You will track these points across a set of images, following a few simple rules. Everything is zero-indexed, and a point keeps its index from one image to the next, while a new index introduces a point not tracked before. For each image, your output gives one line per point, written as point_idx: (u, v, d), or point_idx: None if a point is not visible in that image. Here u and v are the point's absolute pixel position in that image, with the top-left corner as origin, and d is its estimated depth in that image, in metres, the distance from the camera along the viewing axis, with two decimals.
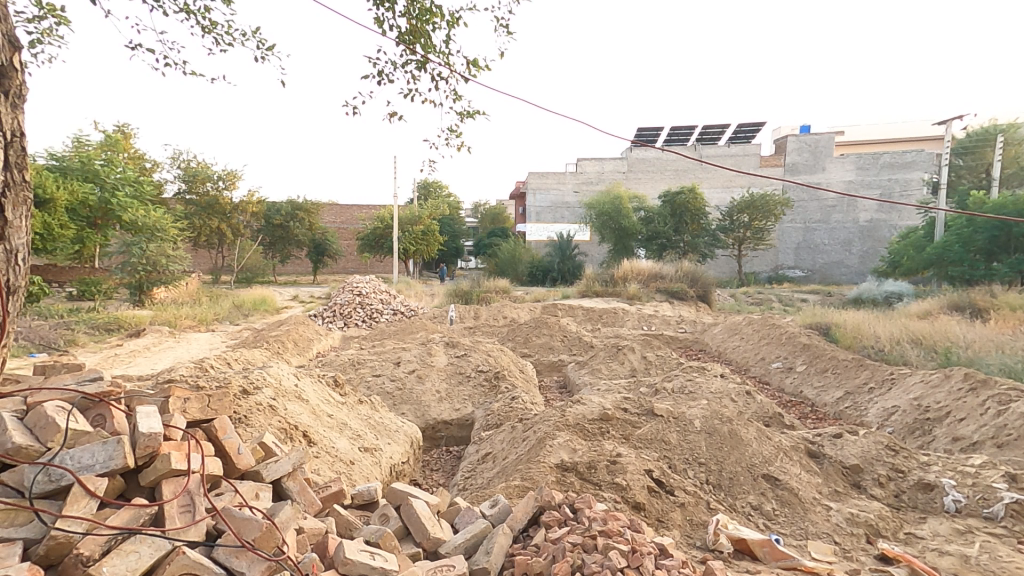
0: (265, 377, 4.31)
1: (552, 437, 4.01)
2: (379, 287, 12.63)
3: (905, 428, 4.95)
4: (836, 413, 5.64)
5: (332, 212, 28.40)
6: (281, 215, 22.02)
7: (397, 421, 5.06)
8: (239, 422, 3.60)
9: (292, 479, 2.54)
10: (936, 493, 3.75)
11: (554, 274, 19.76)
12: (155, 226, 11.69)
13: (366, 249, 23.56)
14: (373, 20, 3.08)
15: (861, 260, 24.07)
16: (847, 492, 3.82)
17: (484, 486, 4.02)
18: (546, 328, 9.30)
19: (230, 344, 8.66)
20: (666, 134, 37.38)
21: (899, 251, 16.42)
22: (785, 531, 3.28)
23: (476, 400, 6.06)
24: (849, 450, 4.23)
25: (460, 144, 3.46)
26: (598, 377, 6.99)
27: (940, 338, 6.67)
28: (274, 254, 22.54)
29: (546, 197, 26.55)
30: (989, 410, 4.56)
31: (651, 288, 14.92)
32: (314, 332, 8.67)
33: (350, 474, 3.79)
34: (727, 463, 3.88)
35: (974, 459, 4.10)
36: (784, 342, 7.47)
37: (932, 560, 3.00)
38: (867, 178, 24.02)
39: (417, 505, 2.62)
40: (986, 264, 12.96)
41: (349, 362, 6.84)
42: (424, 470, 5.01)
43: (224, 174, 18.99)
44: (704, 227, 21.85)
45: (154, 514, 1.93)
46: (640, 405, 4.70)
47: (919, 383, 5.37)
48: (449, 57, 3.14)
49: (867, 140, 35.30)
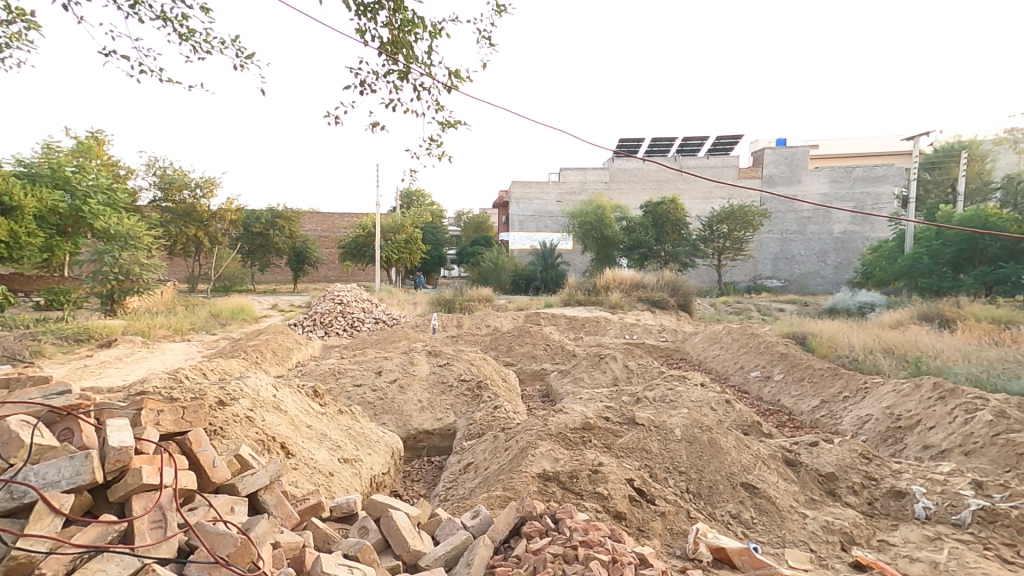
0: (242, 389, 4.24)
1: (533, 447, 4.01)
2: (361, 295, 12.52)
3: (878, 436, 5.06)
4: (813, 422, 5.73)
5: (313, 220, 28.25)
6: (261, 223, 21.75)
7: (378, 431, 5.01)
8: (216, 433, 3.55)
9: (268, 492, 2.50)
10: (907, 500, 3.83)
11: (537, 283, 19.82)
12: (128, 235, 11.37)
13: (348, 257, 23.41)
14: (355, 30, 3.08)
15: (835, 270, 24.60)
16: (823, 500, 3.89)
17: (465, 497, 4.00)
18: (529, 337, 9.31)
19: (206, 354, 8.54)
20: (648, 144, 37.97)
21: (872, 261, 16.81)
22: (763, 539, 3.32)
23: (458, 409, 6.04)
24: (825, 459, 4.32)
25: (442, 155, 3.41)
26: (581, 386, 7.01)
27: (910, 347, 6.85)
28: (253, 262, 22.17)
29: (529, 206, 26.70)
30: (957, 418, 4.68)
31: (633, 297, 15.05)
32: (294, 341, 8.56)
33: (330, 486, 3.75)
34: (707, 471, 3.92)
35: (943, 466, 4.21)
36: (762, 351, 7.60)
37: (903, 566, 3.07)
38: (841, 191, 24.58)
39: (398, 517, 2.60)
40: (954, 276, 13.37)
41: (330, 371, 6.77)
42: (405, 481, 4.96)
43: (202, 182, 18.72)
44: (685, 237, 22.05)
45: (122, 531, 1.89)
46: (622, 414, 4.72)
47: (891, 392, 5.49)
48: (430, 67, 3.14)
49: (840, 154, 36.30)
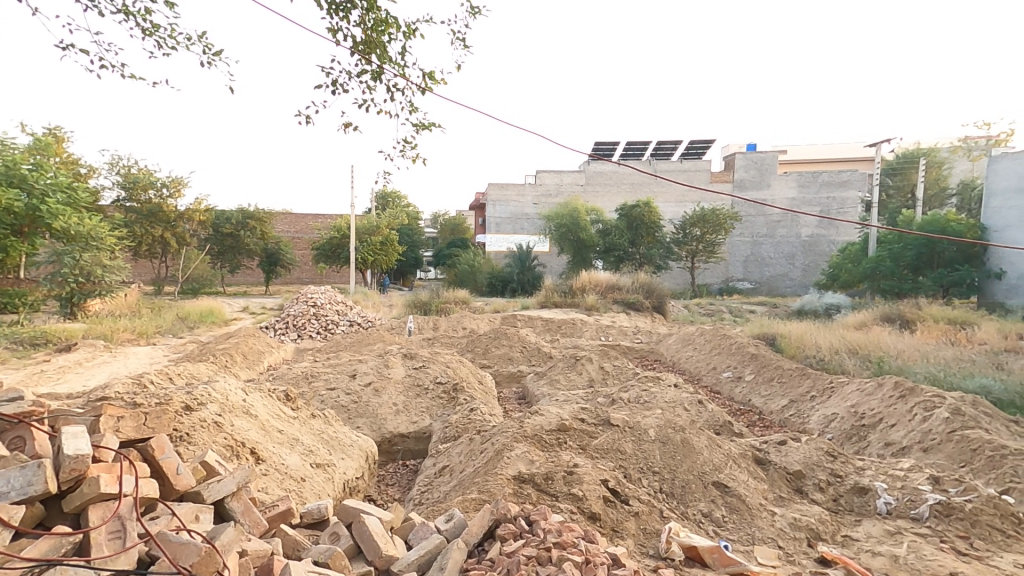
0: (210, 393, 4.15)
1: (510, 448, 4.02)
2: (335, 297, 12.31)
3: (843, 434, 5.19)
4: (782, 421, 5.86)
5: (286, 221, 27.85)
6: (231, 224, 21.30)
7: (352, 435, 4.95)
8: (180, 440, 3.45)
9: (235, 499, 2.45)
10: (869, 496, 3.94)
11: (514, 285, 19.79)
12: (90, 235, 11.02)
13: (322, 259, 23.07)
14: (327, 29, 3.06)
15: (803, 273, 25.34)
16: (790, 497, 3.98)
17: (440, 500, 3.98)
18: (505, 339, 9.30)
19: (172, 358, 8.33)
20: (622, 148, 38.40)
21: (837, 264, 17.28)
22: (733, 537, 3.39)
23: (434, 412, 6.00)
24: (793, 457, 4.41)
25: (416, 156, 3.43)
26: (557, 388, 7.04)
27: (873, 347, 7.06)
28: (222, 264, 21.68)
29: (505, 208, 26.72)
30: (916, 415, 4.84)
31: (609, 299, 15.17)
32: (265, 344, 8.39)
33: (301, 492, 3.69)
34: (680, 471, 3.97)
35: (903, 462, 4.35)
36: (734, 352, 7.74)
37: (865, 561, 3.17)
38: (807, 196, 25.23)
39: (370, 522, 2.58)
40: (914, 278, 13.84)
41: (303, 375, 6.67)
42: (379, 485, 4.91)
43: (168, 181, 18.19)
44: (659, 240, 22.34)
45: (78, 542, 1.84)
46: (597, 416, 4.74)
47: (855, 391, 5.65)
48: (404, 69, 3.14)
49: (807, 160, 37.30)
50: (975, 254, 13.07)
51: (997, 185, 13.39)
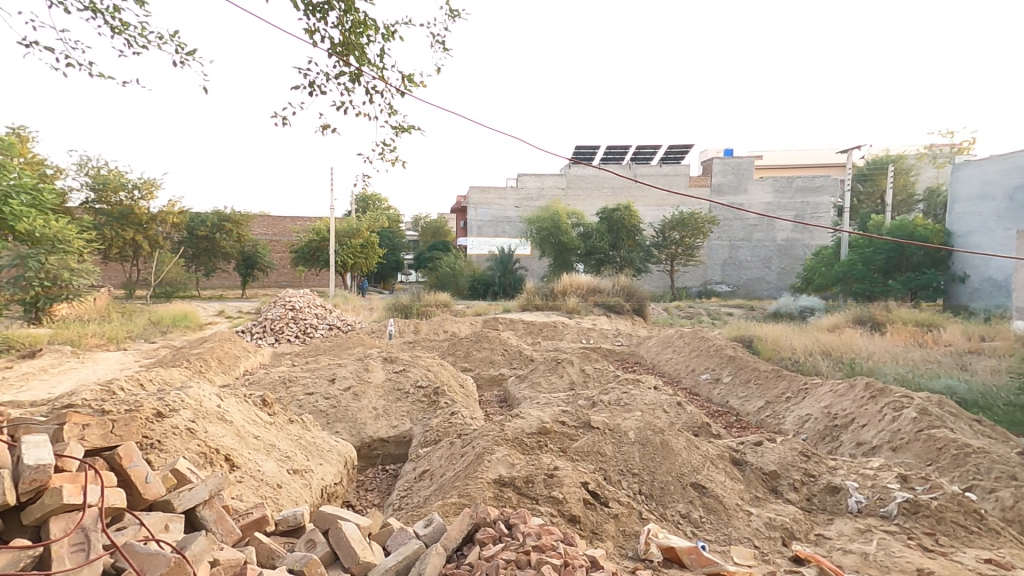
0: (183, 399, 4.06)
1: (490, 452, 4.01)
2: (314, 301, 12.15)
3: (816, 435, 5.30)
4: (758, 422, 5.95)
5: (263, 223, 27.46)
6: (206, 227, 20.94)
7: (331, 440, 4.89)
8: (151, 448, 3.37)
9: (208, 507, 2.40)
10: (841, 495, 4.02)
11: (495, 288, 19.79)
12: (57, 237, 10.65)
13: (300, 262, 22.78)
14: (303, 30, 3.02)
15: (779, 276, 25.82)
16: (766, 497, 4.05)
17: (420, 505, 3.95)
18: (486, 342, 9.29)
19: (143, 363, 8.13)
20: (603, 152, 38.73)
21: (811, 267, 17.64)
22: (710, 537, 3.43)
23: (414, 416, 5.95)
24: (769, 457, 4.48)
25: (396, 159, 3.37)
26: (538, 391, 7.05)
27: (845, 349, 7.23)
28: (197, 267, 21.28)
29: (487, 211, 26.73)
30: (886, 415, 4.96)
31: (590, 302, 15.26)
32: (241, 349, 8.25)
33: (277, 499, 3.63)
34: (659, 472, 4.01)
35: (873, 461, 4.45)
36: (712, 354, 7.84)
37: (837, 559, 3.24)
38: (783, 201, 25.72)
39: (348, 528, 2.55)
40: (884, 281, 14.18)
41: (280, 380, 6.57)
42: (358, 491, 4.86)
43: (140, 183, 17.82)
44: (639, 243, 22.55)
45: (39, 555, 1.78)
46: (578, 418, 4.76)
47: (828, 392, 5.76)
48: (383, 71, 3.11)
49: (782, 165, 38.06)
50: (942, 258, 13.47)
51: (960, 192, 13.82)
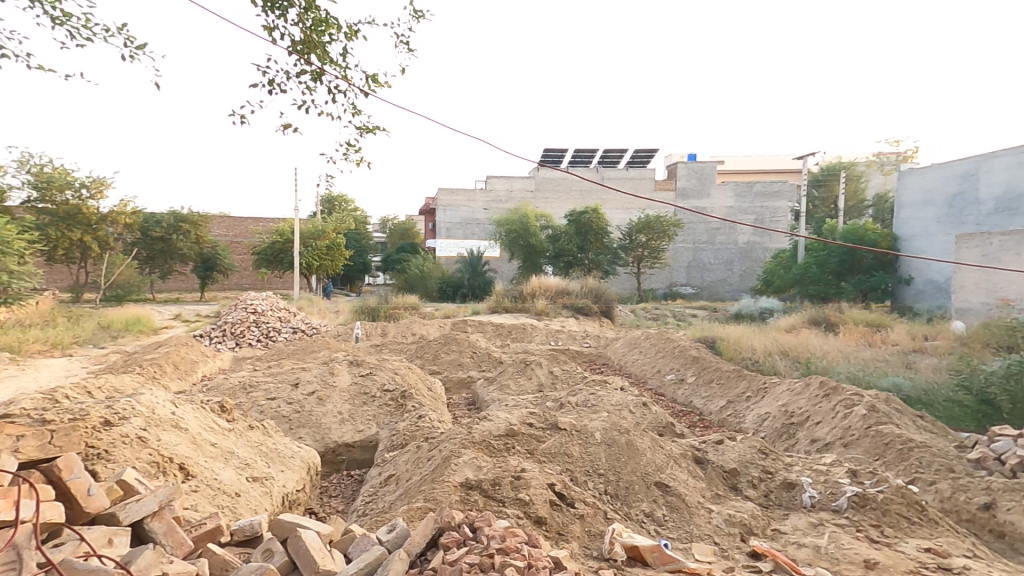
0: (133, 407, 3.90)
1: (457, 455, 3.98)
2: (277, 304, 11.87)
3: (774, 433, 5.45)
4: (720, 421, 6.09)
5: (223, 224, 26.70)
6: (161, 228, 20.26)
7: (293, 446, 4.78)
8: (98, 458, 3.22)
9: (157, 519, 2.30)
10: (796, 490, 4.15)
11: (464, 290, 19.73)
12: None
13: (263, 264, 22.25)
14: (262, 26, 2.96)
15: (740, 279, 26.54)
16: (726, 494, 4.14)
17: (385, 511, 3.89)
18: (455, 344, 9.25)
19: (92, 370, 7.78)
20: (571, 155, 39.10)
21: (771, 269, 18.16)
22: (673, 535, 3.49)
23: (381, 420, 5.87)
24: (729, 455, 4.59)
25: (361, 162, 3.24)
26: (507, 393, 7.05)
27: (802, 349, 7.46)
28: (151, 269, 20.52)
29: (456, 213, 26.63)
30: (838, 413, 5.13)
31: (558, 304, 15.36)
32: (199, 354, 7.98)
33: (235, 508, 3.52)
34: (624, 472, 4.05)
35: (826, 457, 4.60)
36: (677, 355, 7.98)
37: (792, 552, 3.33)
38: (743, 205, 26.44)
39: (307, 537, 2.49)
40: (837, 283, 14.68)
41: (240, 385, 6.39)
42: (322, 498, 4.76)
43: (88, 182, 17.09)
44: (606, 245, 22.83)
45: None
46: (545, 420, 4.77)
47: (786, 391, 5.93)
48: (346, 70, 3.05)
49: (744, 170, 39.18)
50: (889, 261, 14.11)
51: (905, 198, 14.47)
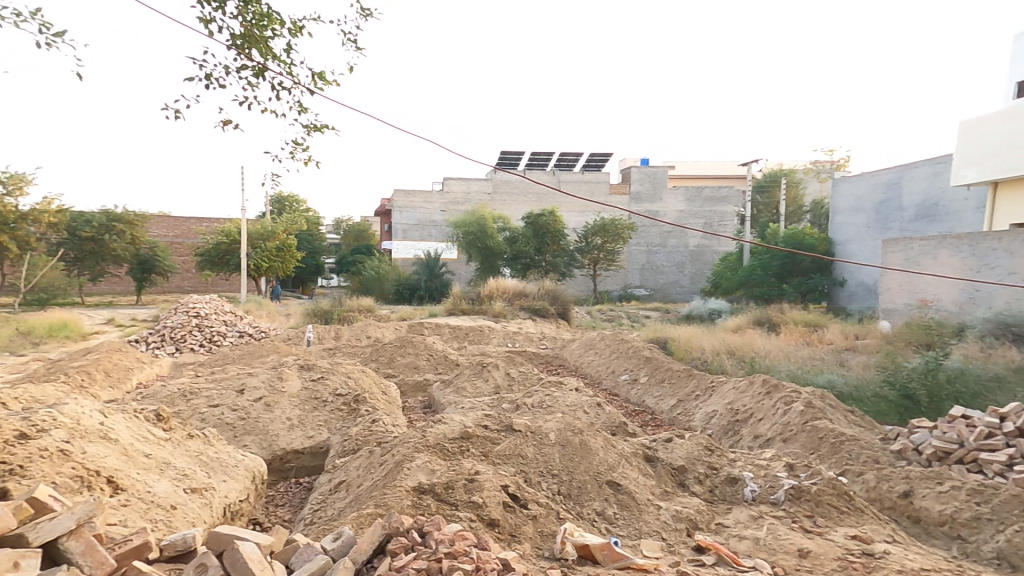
0: (55, 418, 3.65)
1: (410, 459, 3.91)
2: (222, 307, 11.39)
3: (720, 430, 5.61)
4: (670, 420, 6.22)
5: (162, 225, 25.58)
6: (92, 227, 19.21)
7: (237, 454, 4.59)
8: (13, 473, 2.99)
9: (74, 538, 2.17)
10: (739, 485, 4.27)
11: (421, 292, 19.57)
12: None
13: (207, 266, 21.40)
14: (199, 18, 2.81)
15: (692, 280, 27.37)
16: (674, 490, 4.22)
17: (334, 518, 3.78)
18: (410, 347, 9.12)
19: (11, 380, 7.25)
20: (529, 159, 39.37)
21: (719, 272, 18.75)
22: (622, 533, 3.53)
23: (333, 425, 5.71)
24: (678, 453, 4.68)
25: (309, 161, 3.16)
26: (463, 396, 6.99)
27: (747, 348, 7.73)
28: (80, 271, 19.39)
29: (412, 215, 26.35)
30: (779, 409, 5.32)
31: (515, 306, 15.40)
32: (134, 360, 7.57)
33: (170, 521, 3.34)
34: (577, 472, 4.07)
35: (767, 452, 4.77)
36: (631, 355, 8.12)
37: (733, 545, 3.43)
38: (693, 209, 27.26)
39: (245, 548, 2.36)
40: (779, 284, 15.36)
41: (180, 392, 6.09)
42: (268, 507, 4.59)
43: (6, 178, 15.96)
44: (563, 248, 23.07)
45: None
46: (500, 422, 4.75)
47: (731, 389, 6.11)
48: (291, 68, 2.96)
49: (695, 175, 40.49)
50: (826, 264, 14.89)
51: (840, 205, 15.21)
